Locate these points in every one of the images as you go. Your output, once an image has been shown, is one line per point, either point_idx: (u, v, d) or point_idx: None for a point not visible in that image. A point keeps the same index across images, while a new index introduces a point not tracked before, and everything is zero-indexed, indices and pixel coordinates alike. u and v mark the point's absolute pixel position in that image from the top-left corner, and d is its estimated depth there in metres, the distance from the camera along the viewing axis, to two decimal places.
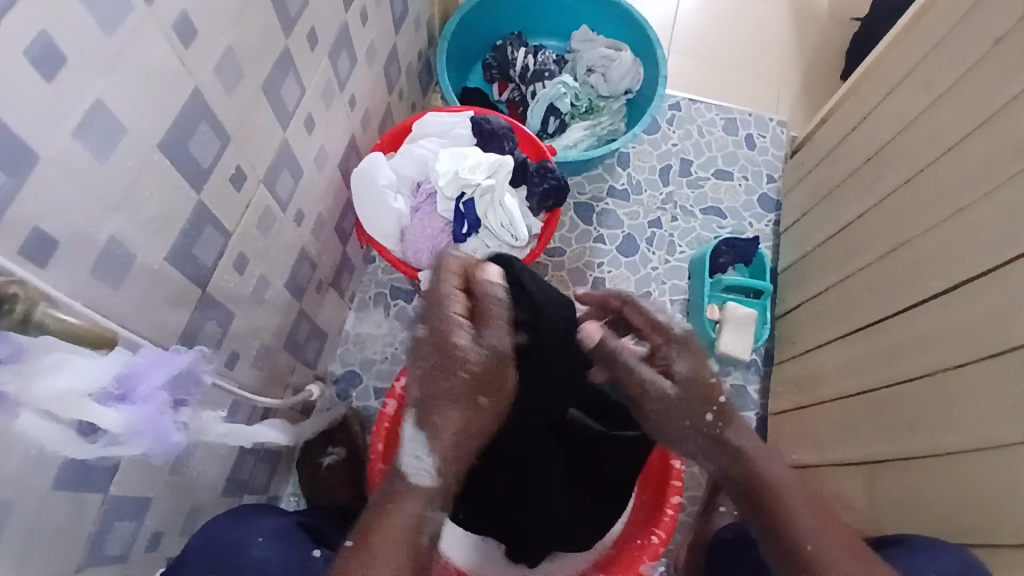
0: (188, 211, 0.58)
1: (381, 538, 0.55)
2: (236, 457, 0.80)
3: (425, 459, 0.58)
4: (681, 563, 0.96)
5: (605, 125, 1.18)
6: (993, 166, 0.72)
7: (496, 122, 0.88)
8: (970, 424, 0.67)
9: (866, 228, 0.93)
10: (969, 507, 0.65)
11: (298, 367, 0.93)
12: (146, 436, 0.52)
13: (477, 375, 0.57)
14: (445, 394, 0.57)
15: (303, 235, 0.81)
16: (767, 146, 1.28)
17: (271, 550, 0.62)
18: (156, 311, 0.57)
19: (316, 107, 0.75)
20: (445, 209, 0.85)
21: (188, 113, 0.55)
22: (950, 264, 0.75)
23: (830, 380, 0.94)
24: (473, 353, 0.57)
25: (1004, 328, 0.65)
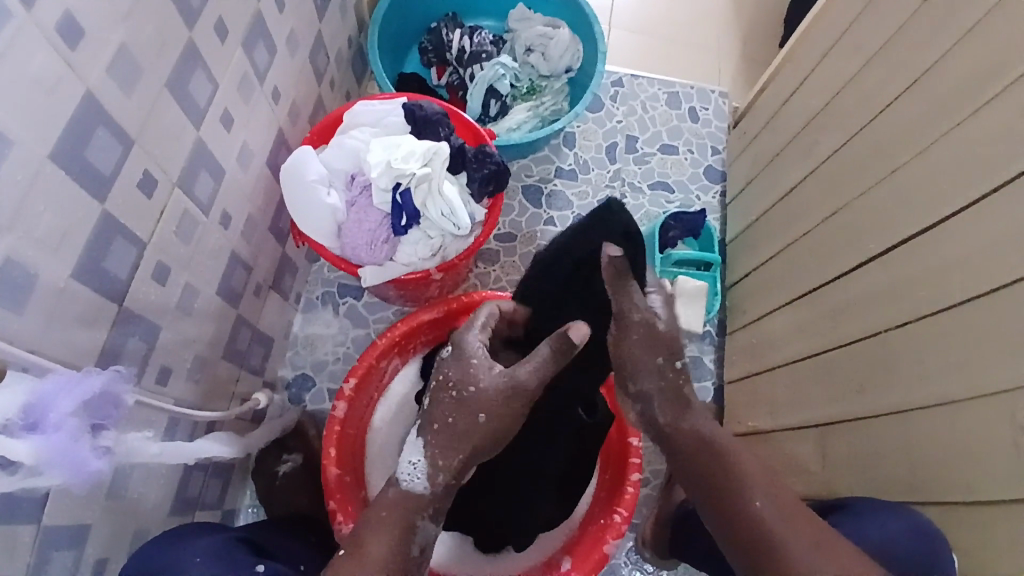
0: (93, 223, 0.54)
1: (369, 546, 0.57)
2: (182, 475, 0.76)
3: (421, 465, 0.62)
4: (647, 537, 0.96)
5: (548, 105, 1.16)
6: (922, 127, 0.73)
7: (429, 108, 0.85)
8: (912, 382, 0.68)
9: (807, 195, 0.94)
10: (918, 464, 0.67)
11: (243, 376, 0.89)
12: (61, 465, 0.49)
13: (478, 393, 0.62)
14: (454, 405, 0.63)
15: (232, 238, 0.77)
16: (710, 118, 1.28)
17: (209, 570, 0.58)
18: (66, 333, 0.53)
19: (233, 102, 0.71)
20: (382, 200, 0.82)
21: (82, 118, 0.50)
22: (886, 226, 0.76)
23: (779, 346, 0.95)
24: (484, 378, 0.63)
25: (938, 286, 0.67)
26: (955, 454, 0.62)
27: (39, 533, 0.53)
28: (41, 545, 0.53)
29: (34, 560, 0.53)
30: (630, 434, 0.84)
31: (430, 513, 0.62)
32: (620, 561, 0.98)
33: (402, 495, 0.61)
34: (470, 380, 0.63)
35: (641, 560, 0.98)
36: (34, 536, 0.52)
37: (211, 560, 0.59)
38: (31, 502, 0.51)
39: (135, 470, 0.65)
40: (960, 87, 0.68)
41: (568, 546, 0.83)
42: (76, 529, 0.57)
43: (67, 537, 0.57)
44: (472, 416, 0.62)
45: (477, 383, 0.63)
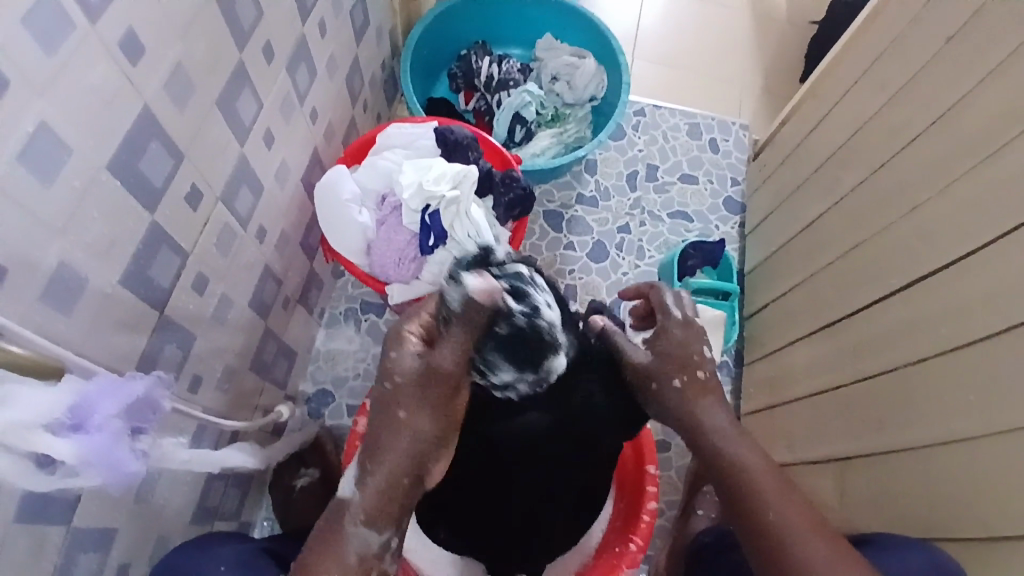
0: (141, 232, 0.56)
1: None
2: (204, 483, 0.78)
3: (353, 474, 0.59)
4: (660, 568, 0.96)
5: (572, 132, 1.18)
6: (946, 165, 0.74)
7: (460, 132, 0.88)
8: (933, 419, 0.69)
9: (828, 228, 0.95)
10: (939, 504, 0.66)
11: (266, 387, 0.91)
12: (99, 466, 0.50)
13: (398, 386, 0.60)
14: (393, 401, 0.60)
15: (266, 251, 0.79)
16: (731, 150, 1.30)
17: None
18: (109, 336, 0.55)
19: (274, 121, 0.74)
20: (411, 221, 0.84)
21: (137, 131, 0.53)
22: (909, 262, 0.77)
23: (798, 378, 0.96)
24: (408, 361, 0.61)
25: (958, 322, 0.67)
26: (974, 492, 0.62)
27: (68, 533, 0.54)
28: (68, 545, 0.54)
29: (62, 558, 0.54)
30: (648, 463, 0.85)
31: (364, 520, 0.57)
32: None
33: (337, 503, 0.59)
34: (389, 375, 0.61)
35: None
36: (63, 535, 0.53)
37: (235, 569, 0.61)
38: (64, 500, 0.52)
39: (161, 475, 0.66)
40: (983, 126, 0.70)
41: None
42: (102, 531, 0.59)
43: (94, 538, 0.58)
44: (396, 418, 0.59)
45: (398, 371, 0.61)
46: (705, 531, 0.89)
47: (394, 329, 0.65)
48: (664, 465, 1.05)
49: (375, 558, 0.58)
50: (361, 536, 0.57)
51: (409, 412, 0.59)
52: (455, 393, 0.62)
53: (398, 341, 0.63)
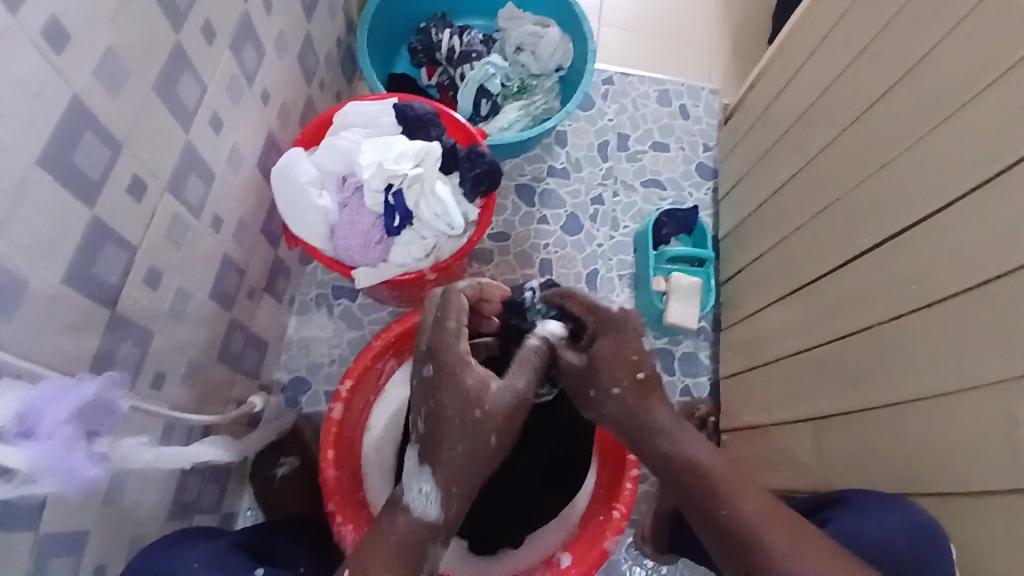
0: (82, 228, 0.53)
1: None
2: (178, 482, 0.76)
3: (432, 492, 0.62)
4: (646, 533, 0.96)
5: (539, 104, 1.15)
6: (914, 120, 0.73)
7: (421, 108, 0.85)
8: (907, 375, 0.69)
9: (799, 188, 0.94)
10: (916, 458, 0.67)
11: (237, 381, 0.88)
12: (53, 473, 0.48)
13: (490, 416, 0.63)
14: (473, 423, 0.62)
15: (224, 241, 0.77)
16: (701, 114, 1.28)
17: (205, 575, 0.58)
18: (57, 339, 0.52)
19: (222, 104, 0.71)
20: (374, 202, 0.81)
21: (69, 122, 0.50)
22: (880, 219, 0.76)
23: (773, 340, 0.96)
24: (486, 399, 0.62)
25: (930, 276, 0.67)
26: (950, 446, 0.63)
27: (37, 542, 0.52)
28: (36, 556, 0.52)
29: (30, 570, 0.52)
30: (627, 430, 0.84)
31: (443, 538, 0.64)
32: (620, 557, 0.99)
33: (412, 522, 0.62)
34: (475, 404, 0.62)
35: (641, 555, 0.99)
36: (32, 545, 0.52)
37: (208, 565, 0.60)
38: (26, 511, 0.50)
39: (131, 475, 0.64)
40: (948, 77, 0.69)
41: (567, 542, 0.83)
42: (71, 539, 0.57)
43: (63, 546, 0.56)
44: (484, 442, 0.63)
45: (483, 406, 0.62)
46: None
47: (437, 343, 0.63)
48: (645, 434, 1.06)
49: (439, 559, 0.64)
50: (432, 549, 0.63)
51: (498, 439, 0.64)
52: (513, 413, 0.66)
53: (461, 360, 0.63)
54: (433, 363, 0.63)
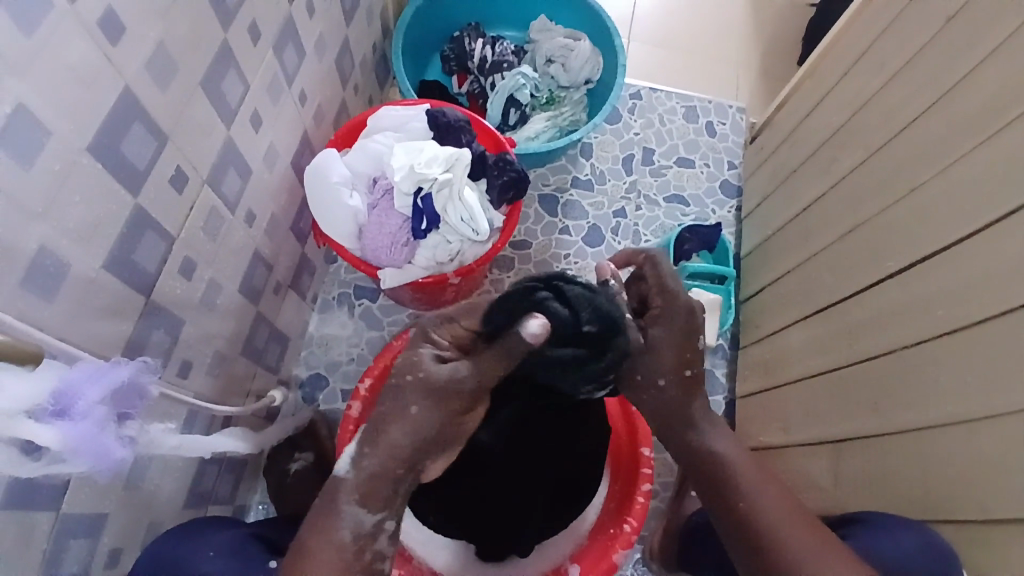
0: (124, 215, 0.55)
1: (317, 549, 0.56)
2: (197, 469, 0.77)
3: (348, 455, 0.60)
4: (655, 548, 0.96)
5: (567, 115, 1.17)
6: (943, 146, 0.73)
7: (452, 114, 0.86)
8: (926, 402, 0.69)
9: (825, 211, 0.94)
10: (936, 487, 0.66)
11: (259, 373, 0.90)
12: (86, 454, 0.49)
13: (419, 378, 0.59)
14: (411, 389, 0.59)
15: (255, 236, 0.78)
16: (727, 133, 1.29)
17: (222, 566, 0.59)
18: (92, 321, 0.54)
19: (261, 102, 0.73)
20: (403, 204, 0.83)
21: (118, 113, 0.52)
22: (907, 244, 0.76)
23: (792, 361, 0.96)
24: (423, 364, 0.60)
25: (956, 303, 0.67)
26: (972, 478, 0.62)
27: (59, 519, 0.53)
28: (59, 533, 0.54)
29: (53, 544, 0.53)
30: (641, 445, 0.85)
31: (358, 498, 0.58)
32: (627, 572, 0.98)
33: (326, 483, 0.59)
34: (409, 368, 0.60)
35: (649, 571, 0.98)
36: (54, 522, 0.53)
37: (224, 554, 0.61)
38: (52, 487, 0.51)
39: (152, 462, 0.66)
40: (982, 106, 0.69)
41: (575, 554, 0.83)
42: (93, 517, 0.58)
43: (84, 524, 0.57)
44: (405, 410, 0.59)
45: (417, 369, 0.60)
46: (699, 512, 0.90)
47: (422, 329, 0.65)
48: (658, 449, 1.06)
49: (367, 539, 0.58)
50: (353, 515, 0.57)
51: (422, 410, 0.59)
52: (470, 408, 0.60)
53: (425, 335, 0.64)
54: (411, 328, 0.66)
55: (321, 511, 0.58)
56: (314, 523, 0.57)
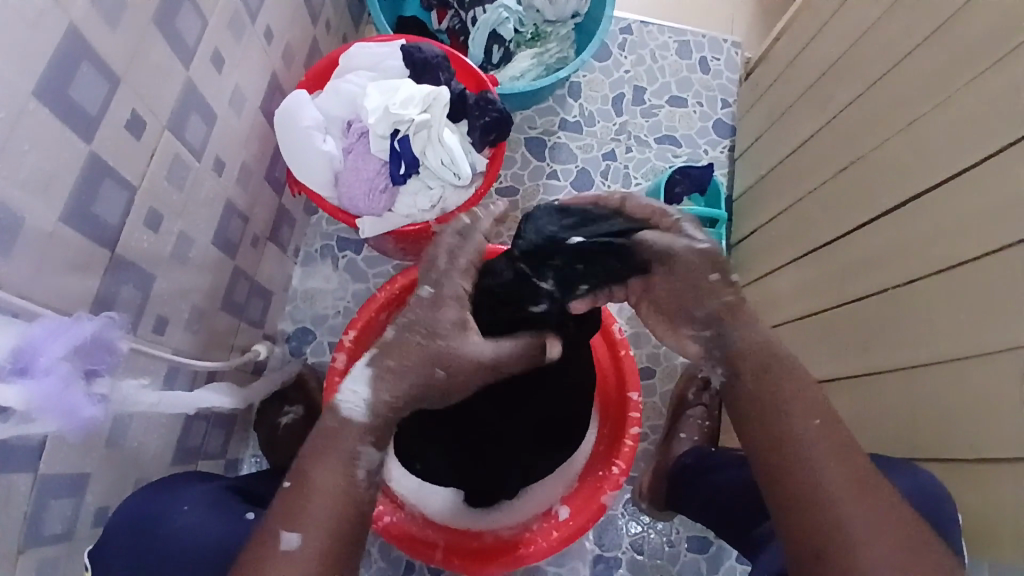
0: (80, 166, 0.52)
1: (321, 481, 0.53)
2: (183, 424, 0.76)
3: (365, 394, 0.57)
4: (644, 488, 0.98)
5: (554, 53, 1.11)
6: (942, 75, 0.69)
7: (429, 51, 0.82)
8: (918, 341, 0.68)
9: (820, 148, 0.91)
10: (925, 426, 0.66)
11: (242, 328, 0.88)
12: (56, 411, 0.49)
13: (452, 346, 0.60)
14: (462, 364, 0.60)
15: (226, 185, 0.75)
16: (721, 69, 1.23)
17: (199, 518, 0.59)
18: (57, 278, 0.51)
19: (223, 41, 0.68)
20: (380, 148, 0.79)
21: (65, 56, 0.48)
22: (903, 179, 0.73)
23: (783, 303, 0.94)
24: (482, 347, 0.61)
25: (949, 242, 0.65)
26: (963, 417, 0.62)
27: (37, 480, 0.52)
28: (40, 493, 0.53)
29: (34, 506, 0.52)
30: (630, 390, 0.84)
31: (375, 439, 0.57)
32: (617, 512, 1.01)
33: (340, 422, 0.57)
34: (456, 339, 0.60)
35: (638, 511, 1.01)
36: (32, 483, 0.51)
37: (198, 507, 0.61)
38: (27, 449, 0.50)
39: (134, 418, 0.65)
40: (984, 33, 0.65)
41: (566, 494, 0.84)
42: (76, 476, 0.57)
43: (66, 483, 0.56)
44: (429, 373, 0.58)
45: (467, 348, 0.60)
46: (688, 454, 0.91)
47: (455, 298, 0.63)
48: (648, 392, 1.06)
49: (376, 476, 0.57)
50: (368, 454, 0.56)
51: (444, 374, 0.59)
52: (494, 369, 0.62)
53: (459, 301, 0.63)
54: (435, 286, 0.64)
55: (329, 444, 0.56)
56: (322, 454, 0.55)
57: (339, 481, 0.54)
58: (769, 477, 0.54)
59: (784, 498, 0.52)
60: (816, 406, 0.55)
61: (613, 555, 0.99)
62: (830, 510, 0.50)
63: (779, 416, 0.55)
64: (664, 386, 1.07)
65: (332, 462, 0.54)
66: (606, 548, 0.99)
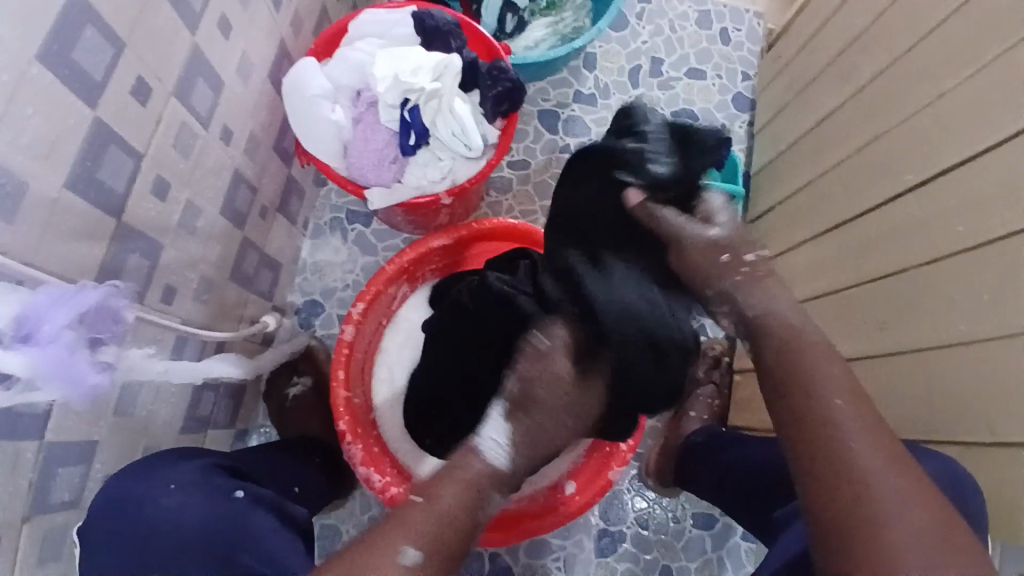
0: (84, 131, 0.51)
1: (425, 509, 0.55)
2: (193, 395, 0.77)
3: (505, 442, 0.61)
4: (651, 465, 0.98)
5: (569, 22, 1.07)
6: (976, 46, 0.66)
7: (440, 17, 0.80)
8: (940, 323, 0.66)
9: (843, 123, 0.88)
10: (942, 411, 0.65)
11: (251, 299, 0.88)
12: (58, 379, 0.49)
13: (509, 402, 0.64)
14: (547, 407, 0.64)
15: (234, 155, 0.74)
16: (742, 41, 1.19)
17: (183, 499, 0.58)
18: (60, 245, 0.51)
19: (229, 5, 0.66)
20: (390, 118, 0.78)
21: (69, 17, 0.46)
22: (929, 156, 0.70)
23: (799, 283, 0.93)
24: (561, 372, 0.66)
25: (975, 222, 0.63)
26: (982, 403, 0.60)
27: (44, 448, 0.52)
28: (46, 460, 0.53)
29: (41, 473, 0.53)
30: None
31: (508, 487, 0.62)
32: (623, 488, 1.01)
33: (485, 468, 0.60)
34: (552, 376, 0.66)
35: (644, 487, 1.01)
36: (39, 452, 0.52)
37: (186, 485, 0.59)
38: (36, 416, 0.50)
39: (143, 388, 0.65)
40: None
41: (574, 468, 0.85)
42: (84, 442, 0.57)
43: (75, 450, 0.57)
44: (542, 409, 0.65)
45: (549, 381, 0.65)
46: (698, 433, 0.90)
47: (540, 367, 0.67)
48: None
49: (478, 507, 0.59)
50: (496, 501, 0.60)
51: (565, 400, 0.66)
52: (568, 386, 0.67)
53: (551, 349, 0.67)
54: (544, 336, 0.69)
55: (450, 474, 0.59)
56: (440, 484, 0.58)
57: (458, 501, 0.57)
58: (810, 463, 0.53)
59: (816, 476, 0.52)
60: (856, 392, 0.56)
61: (619, 530, 0.99)
62: (867, 482, 0.49)
63: (820, 398, 0.56)
64: None
65: (451, 489, 0.58)
66: (611, 522, 1.00)
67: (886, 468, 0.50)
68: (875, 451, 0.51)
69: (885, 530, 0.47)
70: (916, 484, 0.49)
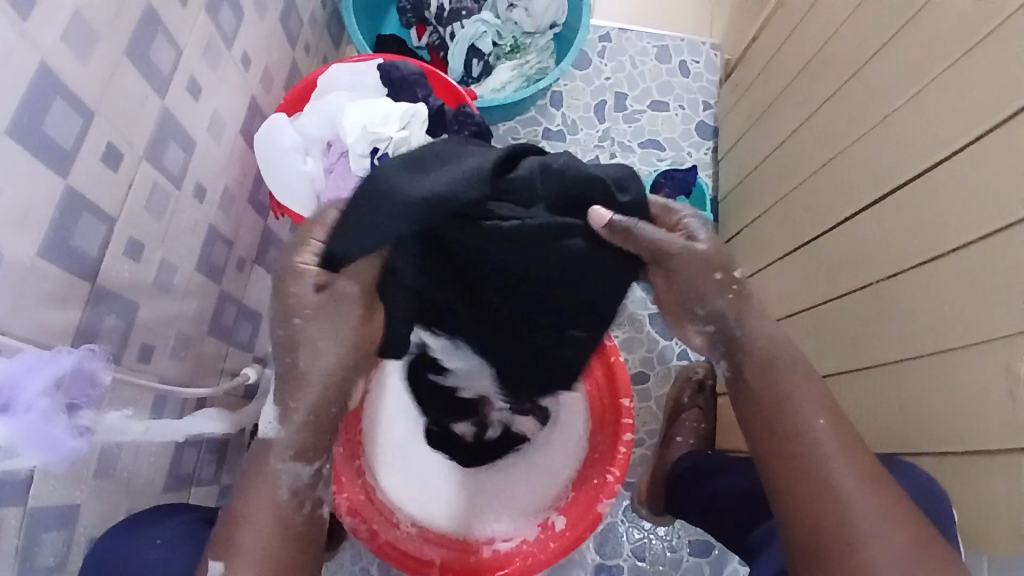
0: (56, 199, 0.52)
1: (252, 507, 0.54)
2: (176, 451, 0.76)
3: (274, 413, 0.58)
4: (642, 495, 0.97)
5: (533, 64, 1.11)
6: (916, 69, 0.70)
7: (406, 68, 0.84)
8: (908, 334, 0.67)
9: (800, 146, 0.92)
10: (915, 421, 0.66)
11: (231, 352, 0.88)
12: (37, 445, 0.50)
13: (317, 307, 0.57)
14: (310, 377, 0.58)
15: (208, 211, 0.75)
16: (701, 72, 1.24)
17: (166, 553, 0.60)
18: (36, 312, 0.51)
19: (199, 68, 0.68)
20: (360, 166, 0.79)
21: (37, 90, 0.48)
22: (881, 174, 0.73)
23: (772, 302, 0.95)
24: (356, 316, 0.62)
25: (931, 234, 0.65)
26: (951, 415, 0.62)
27: (25, 515, 0.52)
28: (29, 529, 0.52)
29: (24, 541, 0.52)
30: (621, 397, 0.85)
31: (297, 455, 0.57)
32: (617, 519, 1.00)
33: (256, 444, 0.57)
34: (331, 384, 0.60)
35: (638, 517, 1.00)
36: (21, 518, 0.51)
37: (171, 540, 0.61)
38: (15, 485, 0.50)
39: (124, 448, 0.64)
40: (955, 24, 0.65)
41: (561, 503, 0.84)
42: (65, 508, 0.57)
43: (57, 516, 0.56)
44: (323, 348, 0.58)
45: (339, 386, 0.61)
46: (683, 458, 0.91)
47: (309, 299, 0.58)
48: (642, 397, 1.06)
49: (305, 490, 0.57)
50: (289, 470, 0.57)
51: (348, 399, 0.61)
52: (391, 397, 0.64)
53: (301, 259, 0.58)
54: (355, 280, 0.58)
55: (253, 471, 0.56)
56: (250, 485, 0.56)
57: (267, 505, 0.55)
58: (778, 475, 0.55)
59: (800, 496, 0.53)
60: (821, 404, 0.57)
61: (615, 564, 0.98)
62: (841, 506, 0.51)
63: (788, 418, 0.56)
64: (658, 390, 1.07)
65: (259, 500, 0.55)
66: (607, 556, 0.99)
67: (863, 486, 0.52)
68: (853, 470, 0.52)
69: (856, 545, 0.49)
70: (893, 503, 0.51)
